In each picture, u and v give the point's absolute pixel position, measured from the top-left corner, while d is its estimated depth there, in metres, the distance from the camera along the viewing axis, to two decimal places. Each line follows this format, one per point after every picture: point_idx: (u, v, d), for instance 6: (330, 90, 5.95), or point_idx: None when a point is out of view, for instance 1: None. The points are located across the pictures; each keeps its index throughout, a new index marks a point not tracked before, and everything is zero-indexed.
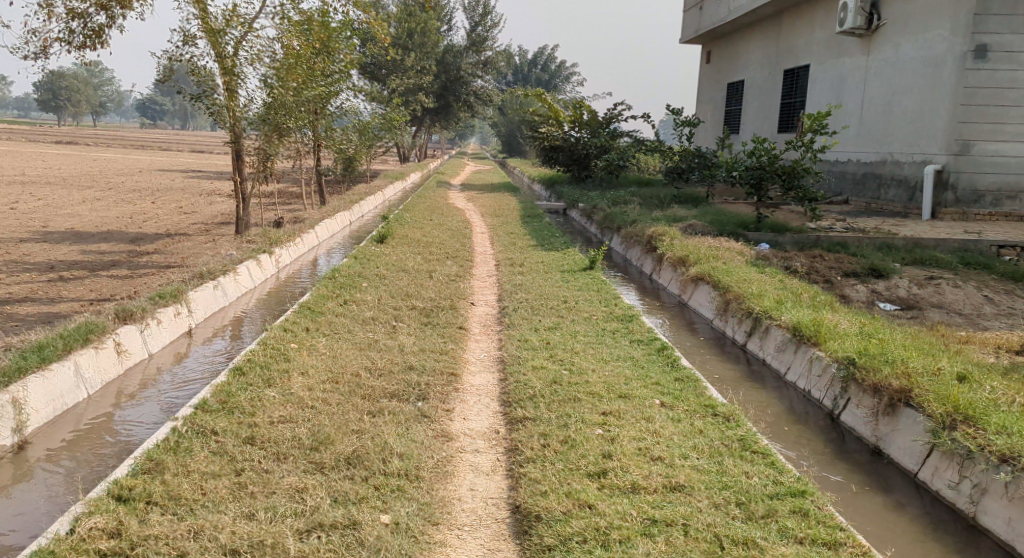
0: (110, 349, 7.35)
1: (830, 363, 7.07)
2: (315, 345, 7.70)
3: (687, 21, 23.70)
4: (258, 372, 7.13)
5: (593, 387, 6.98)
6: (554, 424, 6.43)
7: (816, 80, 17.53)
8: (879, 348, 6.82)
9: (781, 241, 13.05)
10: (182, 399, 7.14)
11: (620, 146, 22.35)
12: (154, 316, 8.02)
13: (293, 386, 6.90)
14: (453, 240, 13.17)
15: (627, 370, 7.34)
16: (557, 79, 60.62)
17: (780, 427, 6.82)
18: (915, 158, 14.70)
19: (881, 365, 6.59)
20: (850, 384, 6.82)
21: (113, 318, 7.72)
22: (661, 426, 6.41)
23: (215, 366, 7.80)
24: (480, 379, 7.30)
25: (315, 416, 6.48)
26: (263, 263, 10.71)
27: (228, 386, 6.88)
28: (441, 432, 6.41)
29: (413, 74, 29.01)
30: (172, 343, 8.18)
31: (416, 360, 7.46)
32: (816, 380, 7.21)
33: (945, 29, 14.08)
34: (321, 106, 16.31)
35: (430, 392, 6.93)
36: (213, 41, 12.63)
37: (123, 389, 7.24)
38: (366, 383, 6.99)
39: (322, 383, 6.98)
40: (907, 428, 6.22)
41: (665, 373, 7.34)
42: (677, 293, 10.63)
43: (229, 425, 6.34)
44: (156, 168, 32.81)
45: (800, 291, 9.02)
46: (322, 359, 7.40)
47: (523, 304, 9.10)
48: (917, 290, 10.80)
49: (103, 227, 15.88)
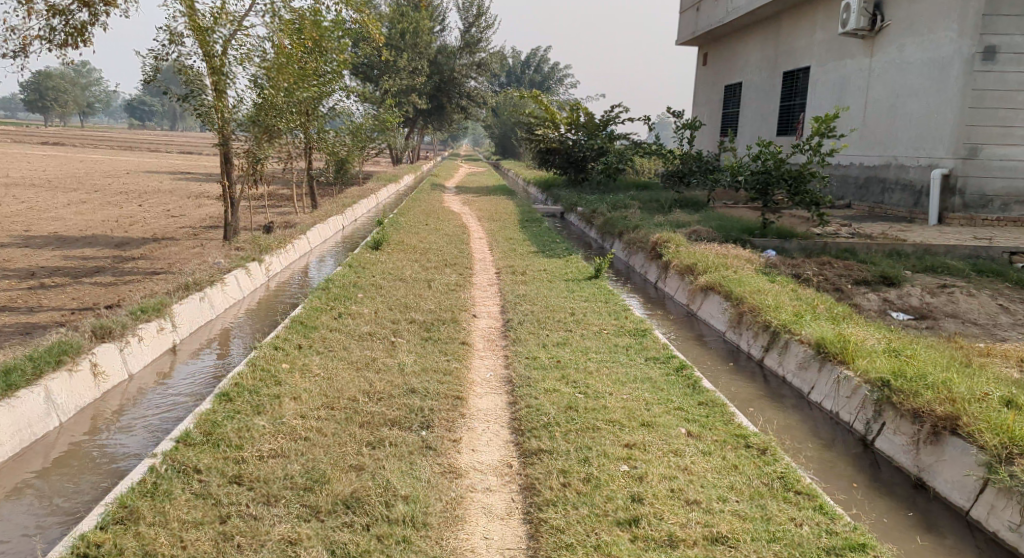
0: (86, 371, 6.89)
1: (862, 384, 6.71)
2: (308, 365, 7.25)
3: (684, 22, 23.34)
4: (247, 398, 6.68)
5: (612, 414, 6.55)
6: (573, 459, 6.01)
7: (817, 81, 17.15)
8: (916, 371, 6.46)
9: (787, 248, 12.65)
10: (165, 425, 6.69)
11: (618, 148, 21.93)
12: (134, 332, 7.55)
13: (285, 413, 6.47)
14: (451, 246, 12.72)
15: (647, 393, 6.92)
16: (550, 80, 60.22)
17: (814, 458, 6.42)
18: (921, 162, 14.31)
19: (921, 390, 6.25)
20: (885, 408, 6.47)
21: (92, 336, 7.27)
22: (692, 460, 6.02)
23: (201, 387, 7.35)
24: (486, 401, 6.87)
25: (309, 449, 6.06)
26: (252, 272, 10.26)
27: (214, 414, 6.44)
28: (449, 467, 5.98)
29: (406, 74, 28.58)
30: (155, 361, 7.73)
31: (417, 382, 7.01)
32: (845, 401, 6.84)
33: (953, 30, 13.74)
34: (313, 107, 15.84)
35: (435, 419, 6.49)
36: (201, 40, 12.17)
37: (100, 415, 6.79)
38: (365, 408, 6.56)
39: (318, 410, 6.54)
40: (954, 458, 5.91)
41: (687, 397, 6.92)
42: (684, 303, 10.23)
43: (213, 461, 5.91)
44: (144, 169, 32.34)
45: (816, 302, 8.62)
46: (317, 382, 6.94)
47: (527, 317, 8.67)
48: (931, 299, 10.37)
49: (87, 232, 15.41)
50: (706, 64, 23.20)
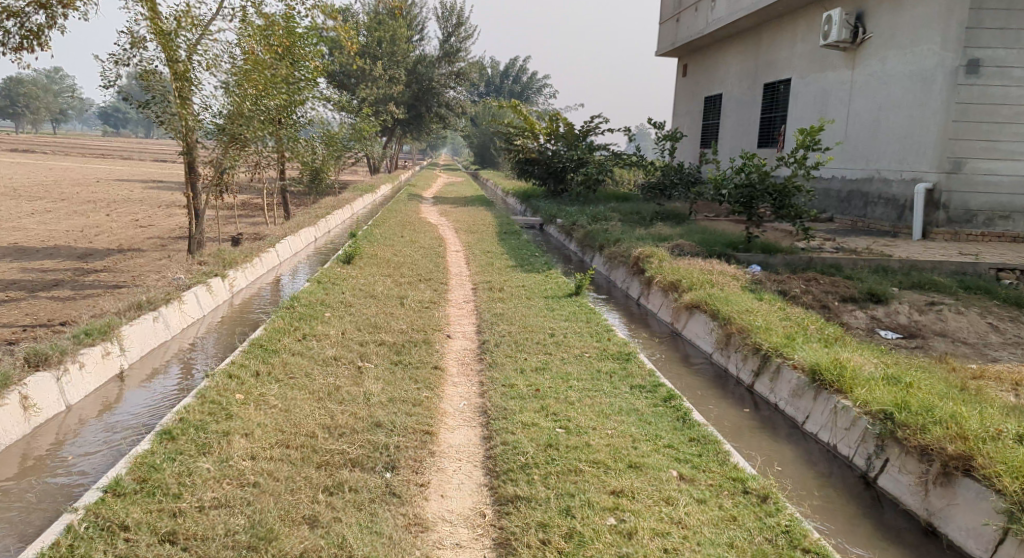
0: (14, 404, 6.38)
1: (861, 416, 6.40)
2: (265, 397, 6.78)
3: (663, 33, 23.09)
4: (192, 436, 6.19)
5: (595, 453, 6.13)
6: (553, 510, 5.60)
7: (798, 94, 16.90)
8: (921, 404, 6.14)
9: (772, 263, 12.29)
10: (104, 466, 6.22)
11: (598, 159, 21.61)
12: (74, 359, 7.04)
13: (233, 454, 6.01)
14: (426, 260, 12.26)
15: (633, 428, 6.50)
16: (528, 91, 60.08)
17: (815, 502, 6.09)
18: (904, 176, 14.04)
19: (929, 425, 5.93)
20: (888, 443, 6.16)
21: (25, 364, 6.76)
22: (686, 511, 5.61)
23: (148, 419, 6.86)
24: (458, 437, 6.45)
25: (258, 498, 5.62)
26: (214, 289, 9.73)
27: (152, 455, 5.95)
28: (414, 519, 5.58)
29: (383, 83, 28.13)
30: (98, 390, 7.21)
31: (384, 415, 6.57)
32: (843, 434, 6.52)
33: (935, 42, 13.48)
34: (285, 115, 15.36)
35: (400, 460, 6.07)
36: (165, 44, 11.66)
37: (31, 453, 6.30)
38: (324, 447, 6.14)
39: (272, 448, 6.11)
40: (968, 503, 5.59)
41: (676, 432, 6.52)
42: (668, 321, 9.84)
43: (145, 515, 5.45)
44: (115, 177, 31.64)
45: (806, 323, 8.28)
46: (273, 416, 6.49)
47: (504, 339, 8.23)
48: (919, 317, 10.04)
49: (49, 242, 14.79)
50: (686, 75, 22.94)
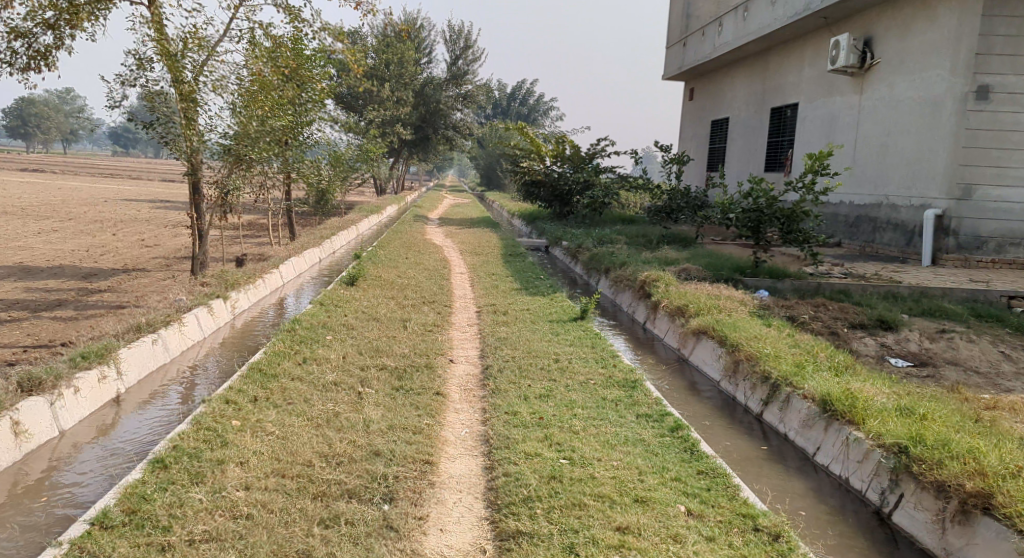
0: (5, 430, 6.32)
1: (874, 449, 6.29)
2: (262, 423, 6.67)
3: (670, 56, 23.11)
4: (185, 465, 6.11)
5: (601, 486, 6.00)
6: (557, 546, 5.49)
7: (805, 119, 16.83)
8: (937, 436, 6.08)
9: (779, 288, 12.16)
10: (96, 495, 6.13)
11: (604, 182, 21.54)
12: (69, 383, 6.97)
13: (227, 484, 5.92)
14: (430, 282, 12.17)
15: (640, 460, 6.36)
16: (535, 113, 60.27)
17: (828, 537, 5.98)
18: (913, 202, 13.93)
19: (947, 460, 5.86)
20: (903, 478, 6.06)
21: (18, 389, 6.70)
22: (694, 549, 5.47)
23: (142, 445, 6.76)
24: (459, 466, 6.33)
25: (250, 531, 5.54)
26: (216, 311, 9.63)
27: (143, 486, 5.89)
28: (411, 554, 5.47)
29: (391, 105, 28.21)
30: (93, 414, 7.13)
31: (383, 443, 6.45)
32: (855, 466, 6.40)
33: (944, 68, 13.42)
34: (292, 136, 15.34)
35: (399, 491, 5.96)
36: (171, 65, 11.65)
37: (21, 481, 6.24)
38: (321, 476, 6.04)
39: (267, 478, 6.02)
40: (987, 542, 5.48)
41: (684, 464, 6.38)
42: (675, 347, 9.70)
43: (131, 549, 5.39)
44: (123, 197, 31.73)
45: (815, 350, 8.14)
46: (269, 444, 6.39)
47: (508, 364, 8.09)
48: (929, 344, 9.88)
49: (54, 261, 14.75)
50: (692, 99, 22.93)
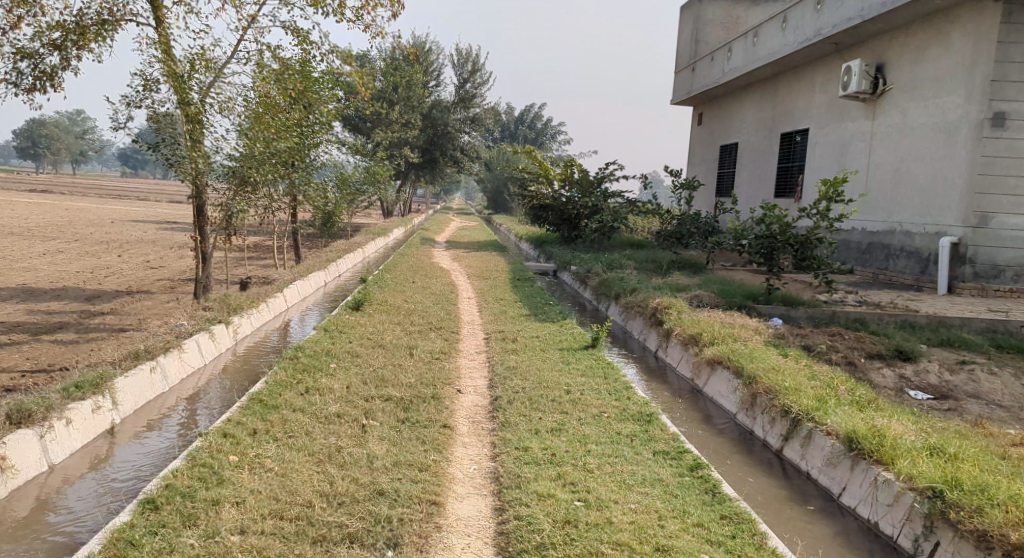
0: None
1: (906, 492, 6.12)
2: (261, 458, 6.43)
3: (679, 81, 22.98)
4: (177, 506, 5.89)
5: (619, 534, 5.79)
6: None
7: (816, 144, 16.63)
8: (975, 481, 5.96)
9: (794, 316, 11.88)
10: (84, 537, 5.92)
11: (612, 207, 21.34)
12: (61, 414, 6.75)
13: (221, 527, 5.71)
14: (437, 307, 11.93)
15: (658, 503, 6.13)
16: (542, 137, 60.35)
17: None
18: (927, 230, 13.68)
19: (988, 509, 5.73)
20: (938, 525, 5.90)
21: (7, 421, 6.49)
22: None
23: (133, 482, 6.53)
24: (467, 507, 6.09)
25: None
26: (217, 337, 9.39)
27: (132, 529, 5.68)
28: None
29: (398, 127, 28.23)
30: (87, 446, 6.90)
31: (387, 481, 6.20)
32: (885, 510, 6.23)
33: (959, 95, 13.23)
34: (299, 158, 15.18)
35: (405, 535, 5.74)
36: (177, 87, 11.50)
37: (6, 520, 6.04)
38: (322, 518, 5.81)
39: (265, 520, 5.80)
40: None
41: (705, 508, 6.15)
42: (688, 377, 9.42)
43: None
44: (130, 218, 31.64)
45: (835, 383, 7.88)
46: (268, 482, 6.15)
47: (518, 396, 7.82)
48: (949, 377, 9.58)
49: (57, 283, 14.57)
50: (701, 123, 22.78)
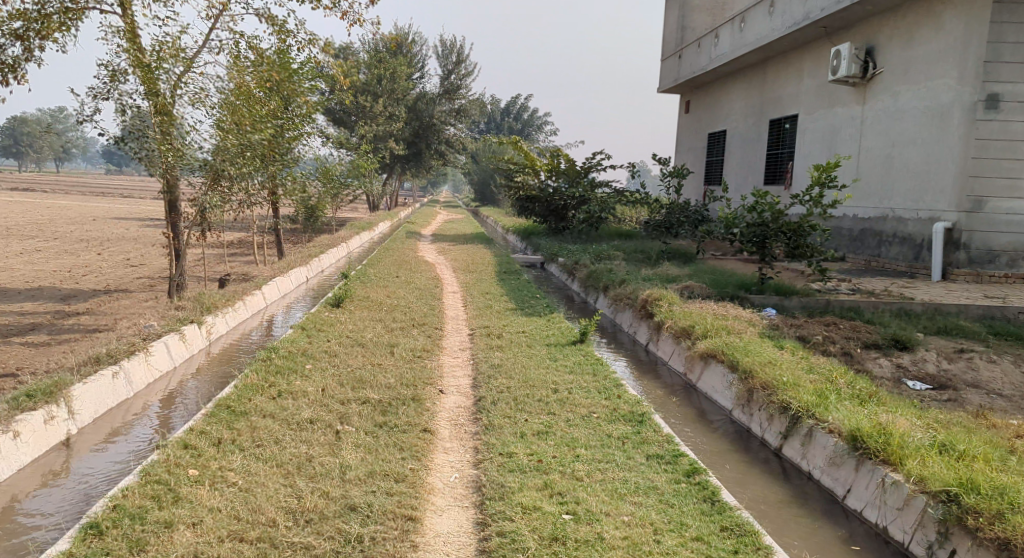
0: None
1: (916, 495, 5.84)
2: (224, 473, 6.07)
3: (665, 69, 22.62)
4: (124, 531, 5.51)
5: (610, 551, 5.45)
6: None
7: (805, 130, 16.33)
8: (988, 483, 5.65)
9: (787, 306, 11.56)
10: None
11: (599, 197, 21.02)
12: (9, 428, 6.35)
13: (173, 553, 5.35)
14: (421, 302, 11.56)
15: (653, 514, 5.81)
16: (529, 128, 59.89)
17: None
18: (920, 215, 13.39)
19: (1007, 513, 5.42)
20: (954, 531, 5.60)
21: None
22: None
23: (83, 500, 6.14)
24: (446, 521, 5.78)
25: None
26: (189, 338, 8.98)
27: None
28: None
29: (382, 119, 27.75)
30: (38, 460, 6.52)
31: (360, 496, 5.86)
32: (894, 514, 5.94)
33: (952, 77, 12.92)
34: (279, 152, 14.77)
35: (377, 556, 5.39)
36: (146, 78, 11.08)
37: None
38: (286, 540, 5.47)
39: (222, 543, 5.44)
40: None
41: (696, 518, 5.82)
42: (681, 371, 9.08)
43: None
44: (113, 215, 30.99)
45: (834, 375, 7.57)
46: (230, 500, 5.79)
47: (503, 396, 7.48)
48: (948, 366, 9.28)
49: (33, 283, 14.10)
50: (688, 111, 22.44)
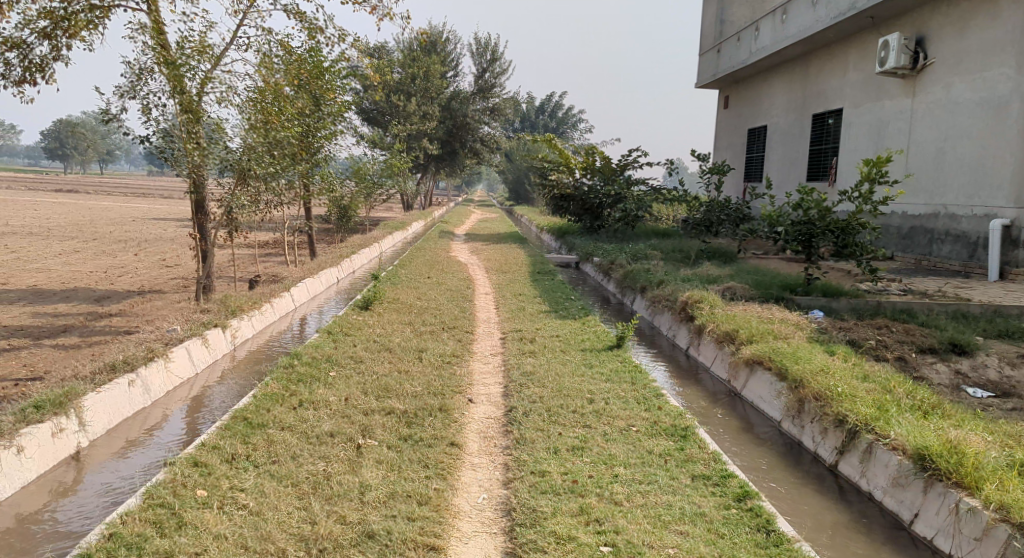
0: None
1: (998, 524, 5.38)
2: (236, 495, 5.77)
3: (703, 64, 22.00)
4: None
5: None
6: None
7: (850, 124, 15.69)
8: None
9: (835, 308, 11.01)
10: None
11: (636, 195, 20.51)
12: (11, 444, 6.11)
13: None
14: (452, 304, 11.20)
15: (699, 546, 5.39)
16: (563, 126, 59.40)
17: None
18: (975, 211, 12.75)
19: None
20: None
21: None
22: None
23: (88, 523, 5.88)
24: (473, 550, 5.42)
25: None
26: (211, 342, 8.72)
27: None
28: None
29: (417, 118, 27.46)
30: (44, 477, 6.28)
31: (379, 523, 5.52)
32: (972, 544, 5.49)
33: (1010, 67, 12.23)
34: (309, 152, 14.50)
35: None
36: (173, 77, 10.87)
37: None
38: None
39: None
40: None
41: (741, 551, 5.38)
42: (723, 378, 8.62)
43: None
44: (152, 216, 31.09)
45: (890, 384, 7.06)
46: (240, 527, 5.49)
47: (536, 406, 7.08)
48: (1011, 372, 8.68)
49: (69, 284, 14.01)
50: (727, 107, 21.82)
